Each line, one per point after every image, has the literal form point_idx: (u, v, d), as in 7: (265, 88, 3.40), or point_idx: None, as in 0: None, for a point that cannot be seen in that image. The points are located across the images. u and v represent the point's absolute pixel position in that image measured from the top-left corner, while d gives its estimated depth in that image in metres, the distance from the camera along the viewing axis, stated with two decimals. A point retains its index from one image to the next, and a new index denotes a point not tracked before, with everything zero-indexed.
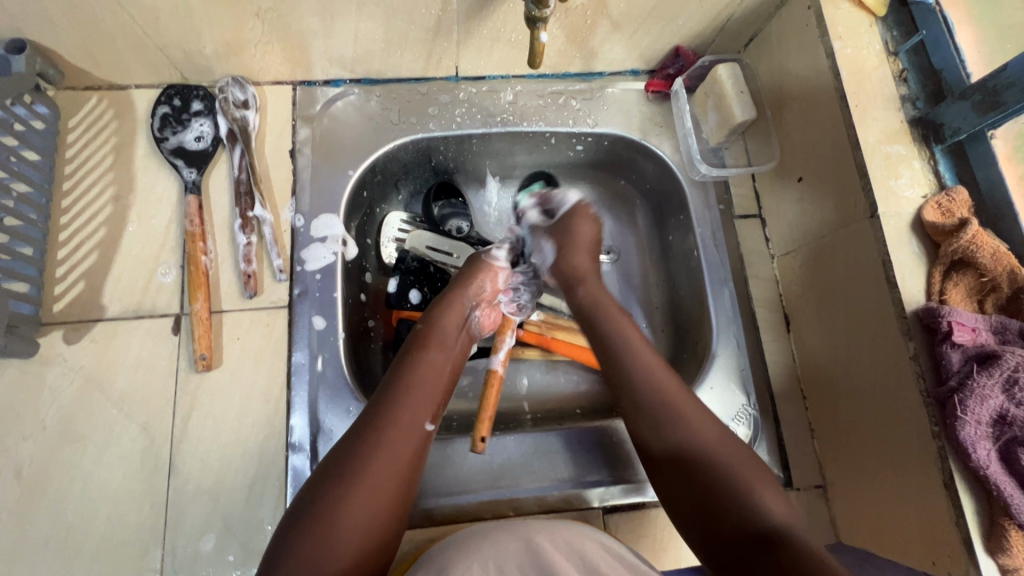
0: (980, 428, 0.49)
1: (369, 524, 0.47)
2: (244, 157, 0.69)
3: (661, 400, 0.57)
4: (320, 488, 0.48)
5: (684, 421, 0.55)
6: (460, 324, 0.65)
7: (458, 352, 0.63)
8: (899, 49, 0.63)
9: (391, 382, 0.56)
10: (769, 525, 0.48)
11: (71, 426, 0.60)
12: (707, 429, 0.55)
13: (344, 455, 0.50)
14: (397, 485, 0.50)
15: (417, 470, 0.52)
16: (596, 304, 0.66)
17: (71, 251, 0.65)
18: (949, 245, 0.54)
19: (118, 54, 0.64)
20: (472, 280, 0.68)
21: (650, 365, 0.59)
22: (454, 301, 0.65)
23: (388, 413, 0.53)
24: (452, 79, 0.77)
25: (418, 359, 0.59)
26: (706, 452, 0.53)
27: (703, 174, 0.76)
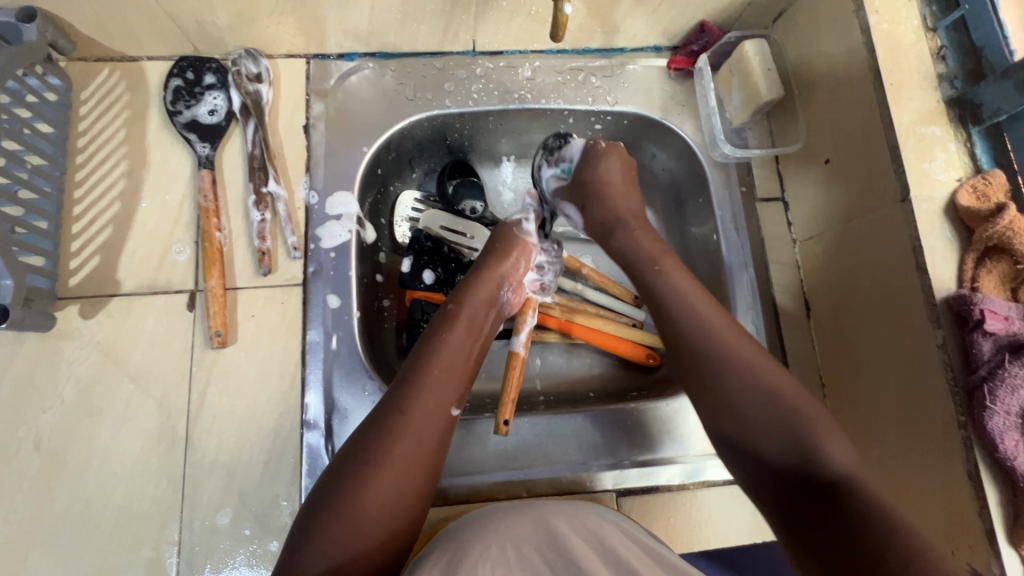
0: (1009, 419, 0.48)
1: (394, 507, 0.47)
2: (257, 132, 0.68)
3: (727, 364, 0.54)
4: (345, 471, 0.48)
5: (744, 367, 0.54)
6: (489, 303, 0.63)
7: (486, 333, 0.62)
8: (938, 25, 0.59)
9: (417, 364, 0.55)
10: (836, 477, 0.47)
11: (89, 400, 0.60)
12: (800, 398, 0.52)
13: (370, 437, 0.49)
14: (424, 467, 0.50)
15: (442, 452, 0.52)
16: (676, 289, 0.60)
17: (86, 225, 0.64)
18: (984, 230, 0.52)
19: (131, 25, 0.63)
20: (505, 258, 0.66)
21: (718, 328, 0.56)
22: (484, 280, 0.63)
23: (415, 396, 0.52)
24: (470, 53, 0.75)
25: (446, 339, 0.57)
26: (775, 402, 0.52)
27: (725, 155, 0.73)
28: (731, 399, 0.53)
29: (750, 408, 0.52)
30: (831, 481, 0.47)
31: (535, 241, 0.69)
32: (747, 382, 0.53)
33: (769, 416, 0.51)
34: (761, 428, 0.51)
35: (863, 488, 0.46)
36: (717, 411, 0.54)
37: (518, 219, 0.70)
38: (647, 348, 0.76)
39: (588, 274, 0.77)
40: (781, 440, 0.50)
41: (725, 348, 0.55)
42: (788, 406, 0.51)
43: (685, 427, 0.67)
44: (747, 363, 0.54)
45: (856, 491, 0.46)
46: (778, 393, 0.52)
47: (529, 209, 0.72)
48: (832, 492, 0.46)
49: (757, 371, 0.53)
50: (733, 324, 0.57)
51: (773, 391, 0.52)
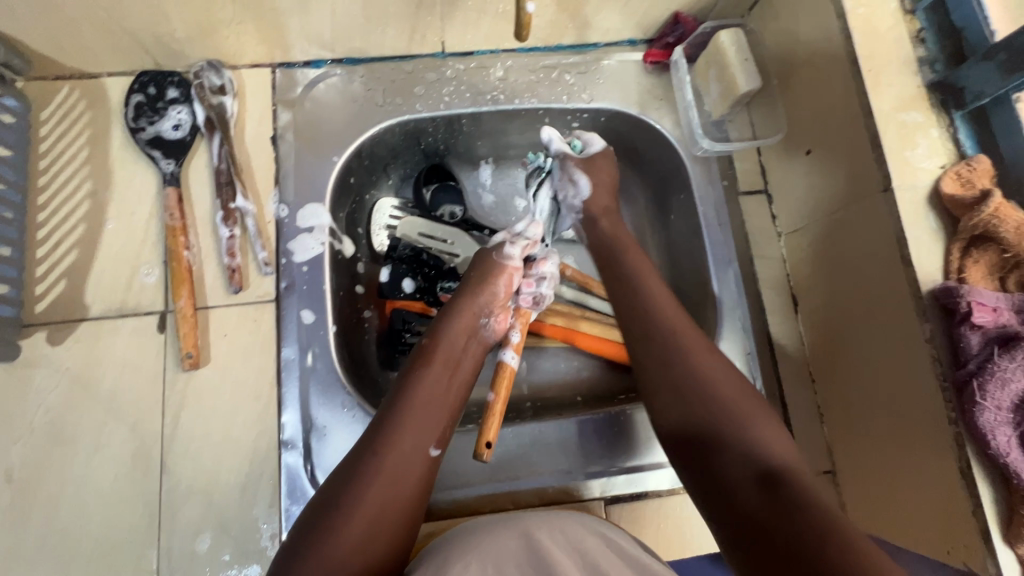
0: (1000, 414, 0.46)
1: (366, 554, 0.45)
2: (223, 146, 0.66)
3: (675, 358, 0.55)
4: (321, 517, 0.46)
5: (692, 356, 0.54)
6: (468, 334, 0.61)
7: (469, 366, 0.60)
8: (917, 7, 0.58)
9: (391, 404, 0.54)
10: (773, 468, 0.46)
11: (60, 428, 0.59)
12: (734, 391, 0.52)
13: (342, 486, 0.48)
14: (402, 512, 0.49)
15: (423, 495, 0.51)
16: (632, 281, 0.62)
17: (50, 249, 0.63)
18: (970, 218, 0.50)
19: (86, 41, 0.61)
20: (485, 284, 0.64)
21: (674, 323, 0.57)
22: (461, 311, 0.62)
23: (390, 439, 0.51)
24: (439, 55, 0.73)
25: (420, 376, 0.56)
26: (716, 401, 0.51)
27: (705, 150, 0.72)
28: (678, 391, 0.53)
29: (693, 395, 0.52)
30: (772, 470, 0.46)
31: (519, 264, 0.66)
32: (692, 374, 0.53)
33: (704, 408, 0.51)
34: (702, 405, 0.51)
35: (803, 479, 0.45)
36: (670, 399, 0.53)
37: (500, 242, 0.67)
38: None
39: (572, 275, 0.75)
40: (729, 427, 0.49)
41: (671, 335, 0.56)
42: (716, 402, 0.51)
43: None
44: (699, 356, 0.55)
45: (795, 482, 0.44)
46: (722, 388, 0.52)
47: (519, 237, 0.68)
48: (772, 479, 0.45)
49: (701, 366, 0.54)
50: (692, 330, 0.57)
51: (712, 389, 0.52)
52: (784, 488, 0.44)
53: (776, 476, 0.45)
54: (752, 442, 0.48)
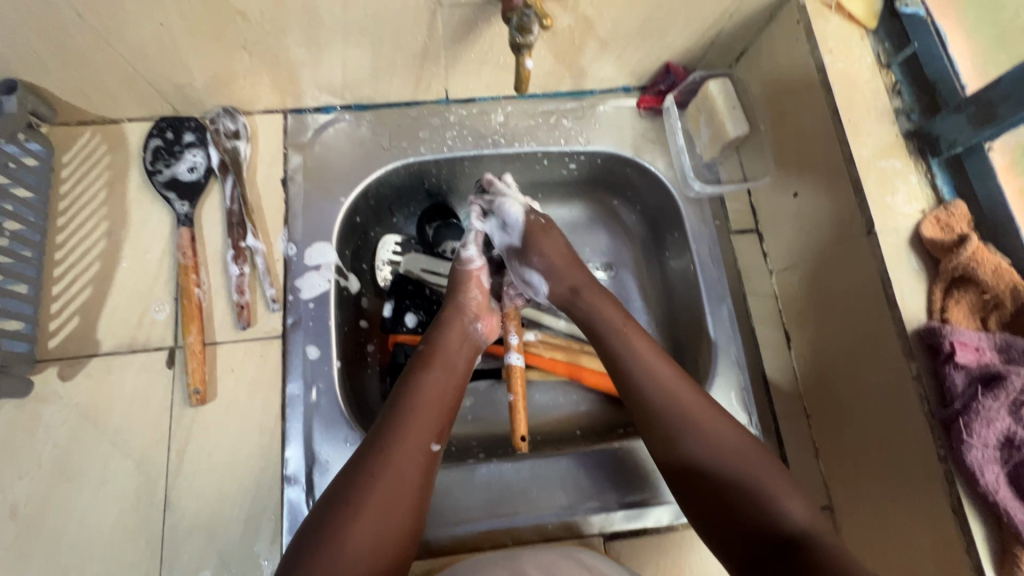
0: (987, 451, 0.48)
1: (373, 551, 0.47)
2: (236, 188, 0.69)
3: (681, 425, 0.55)
4: (326, 513, 0.48)
5: (693, 426, 0.55)
6: (460, 338, 0.64)
7: (463, 368, 0.62)
8: (891, 61, 0.62)
9: (392, 405, 0.56)
10: (793, 533, 0.49)
11: (66, 463, 0.60)
12: (745, 458, 0.53)
13: (349, 482, 0.50)
14: (405, 504, 0.50)
15: (426, 489, 0.53)
16: (611, 320, 0.63)
17: (66, 286, 0.65)
18: (949, 261, 0.53)
19: (110, 90, 0.65)
20: (465, 290, 0.67)
21: (664, 380, 0.58)
22: (449, 317, 0.65)
23: (392, 437, 0.53)
24: (443, 101, 0.76)
25: (418, 379, 0.58)
26: (728, 469, 0.53)
27: (697, 192, 0.75)
28: (691, 459, 0.54)
29: (709, 466, 0.54)
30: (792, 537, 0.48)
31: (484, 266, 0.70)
32: (701, 441, 0.54)
33: (718, 469, 0.53)
34: (718, 475, 0.53)
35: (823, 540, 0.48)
36: (683, 468, 0.55)
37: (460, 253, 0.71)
38: None
39: None
40: (745, 496, 0.51)
41: (675, 403, 0.56)
42: (727, 461, 0.53)
43: None
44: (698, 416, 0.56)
45: (817, 546, 0.47)
46: (734, 458, 0.53)
47: (467, 236, 0.71)
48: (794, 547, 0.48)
49: (710, 427, 0.55)
50: (687, 381, 0.58)
51: (729, 455, 0.53)
52: (807, 554, 0.47)
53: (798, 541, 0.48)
54: (775, 509, 0.50)
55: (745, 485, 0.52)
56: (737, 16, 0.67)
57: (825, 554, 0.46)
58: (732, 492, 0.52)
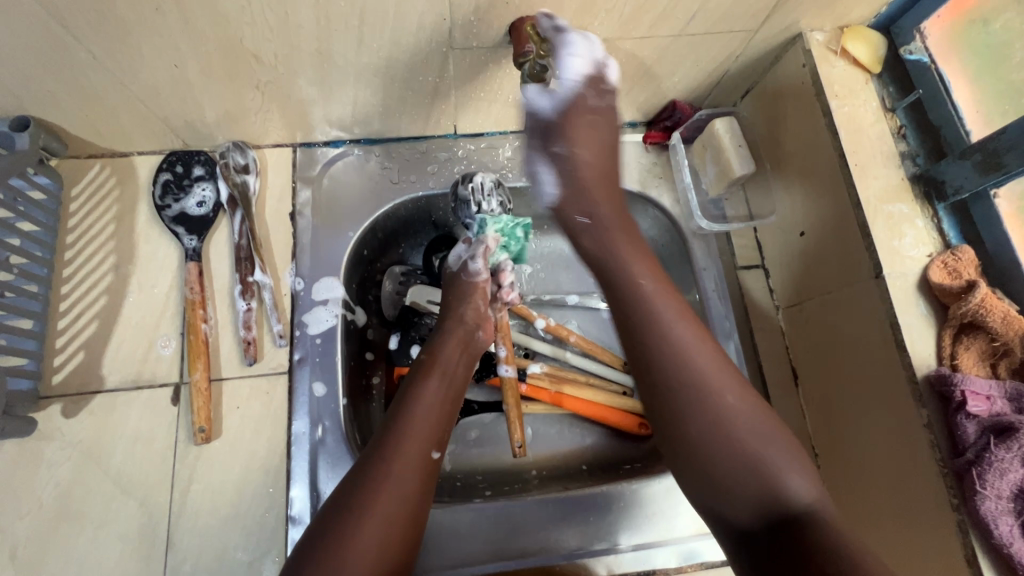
0: (1001, 503, 0.47)
1: (379, 558, 0.48)
2: (244, 222, 0.69)
3: (689, 389, 0.53)
4: (330, 520, 0.49)
5: (702, 386, 0.53)
6: (460, 349, 0.65)
7: (462, 377, 0.63)
8: (897, 105, 0.63)
9: (394, 413, 0.57)
10: (794, 511, 0.49)
11: (67, 503, 0.59)
12: (758, 425, 0.52)
13: (353, 488, 0.51)
14: (409, 509, 0.51)
15: (429, 496, 0.53)
16: (642, 291, 0.57)
17: (71, 321, 0.65)
18: (958, 308, 0.53)
19: (121, 126, 0.65)
20: (467, 299, 0.68)
21: (673, 328, 0.56)
22: (451, 327, 0.66)
23: (393, 444, 0.53)
24: (451, 136, 0.77)
25: (420, 388, 0.59)
26: (735, 436, 0.52)
27: (704, 228, 0.75)
28: (691, 425, 0.53)
29: (713, 434, 0.52)
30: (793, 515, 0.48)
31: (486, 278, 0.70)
32: (699, 407, 0.53)
33: (719, 450, 0.52)
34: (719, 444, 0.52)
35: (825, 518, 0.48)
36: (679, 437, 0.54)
37: (462, 263, 0.71)
38: (638, 416, 0.76)
39: (576, 341, 0.78)
40: (746, 470, 0.51)
41: (682, 359, 0.54)
42: (739, 440, 0.51)
43: (681, 506, 0.66)
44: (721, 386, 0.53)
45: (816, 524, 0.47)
46: (740, 422, 0.52)
47: (477, 246, 0.71)
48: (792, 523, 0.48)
49: (717, 399, 0.53)
50: (705, 345, 0.56)
51: (728, 422, 0.52)
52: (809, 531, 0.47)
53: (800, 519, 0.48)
54: (778, 484, 0.50)
55: (747, 458, 0.51)
56: (743, 58, 0.68)
57: (825, 533, 0.46)
58: (738, 467, 0.51)
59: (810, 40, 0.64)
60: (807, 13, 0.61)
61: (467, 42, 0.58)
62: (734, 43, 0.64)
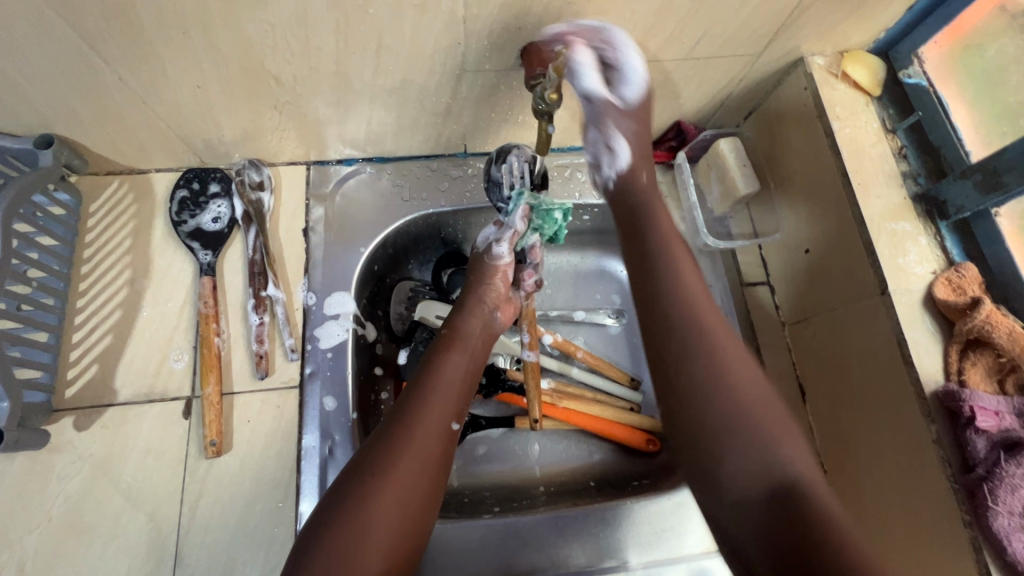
0: (1014, 519, 0.47)
1: (399, 520, 0.50)
2: (258, 238, 0.70)
3: (705, 352, 0.56)
4: (353, 483, 0.51)
5: (716, 352, 0.55)
6: (481, 322, 0.65)
7: (481, 354, 0.64)
8: (897, 126, 0.65)
9: (417, 384, 0.58)
10: (787, 478, 0.50)
11: (77, 517, 0.59)
12: (752, 393, 0.54)
13: (375, 453, 0.52)
14: (428, 477, 0.53)
15: (446, 466, 0.55)
16: (680, 278, 0.60)
17: (86, 334, 0.65)
18: (964, 324, 0.54)
19: (142, 144, 0.67)
20: (490, 273, 0.68)
21: (697, 305, 0.58)
22: (471, 301, 0.67)
23: (418, 414, 0.55)
24: (462, 154, 0.78)
25: (442, 361, 0.60)
26: (743, 412, 0.52)
27: (709, 245, 0.75)
28: (703, 386, 0.54)
29: (710, 393, 0.54)
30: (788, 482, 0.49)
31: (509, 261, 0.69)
32: (713, 369, 0.55)
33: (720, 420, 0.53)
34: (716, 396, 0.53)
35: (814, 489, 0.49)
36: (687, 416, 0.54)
37: (489, 242, 0.70)
38: (646, 433, 0.77)
39: (583, 357, 0.78)
40: (736, 438, 0.52)
41: (700, 329, 0.56)
42: (742, 419, 0.52)
43: (691, 523, 0.65)
44: (705, 362, 0.55)
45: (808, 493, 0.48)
46: (742, 390, 0.54)
47: (505, 230, 0.68)
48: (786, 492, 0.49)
49: (730, 381, 0.54)
50: (716, 317, 0.58)
51: (738, 402, 0.53)
52: (800, 501, 0.48)
53: (793, 490, 0.49)
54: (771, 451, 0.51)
55: (744, 425, 0.52)
56: (747, 81, 0.70)
57: (811, 507, 0.47)
58: (740, 434, 0.52)
59: (811, 64, 0.66)
60: (808, 39, 0.63)
61: (480, 64, 0.60)
62: (737, 66, 0.66)
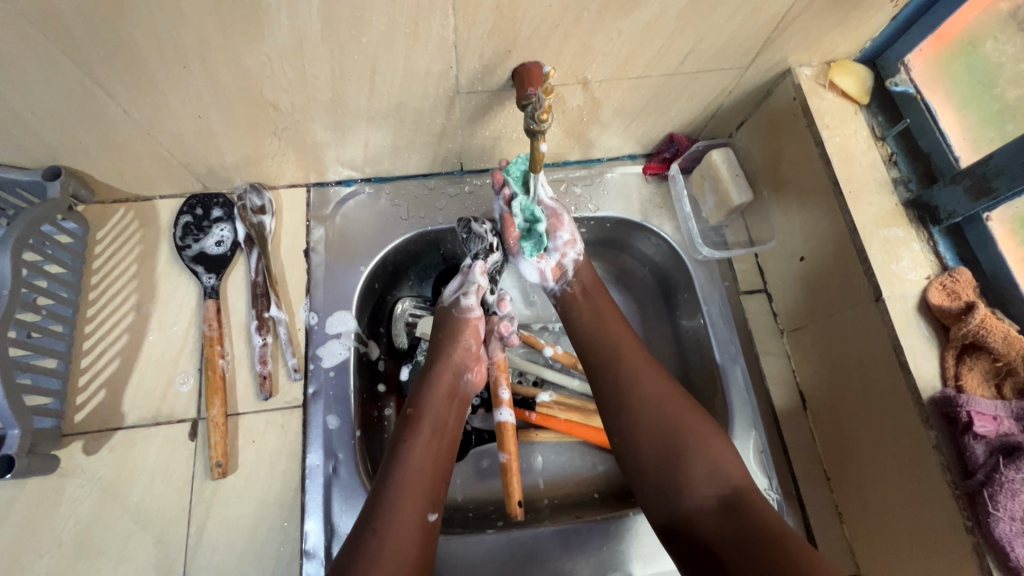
0: (1015, 525, 0.47)
1: None
2: (260, 260, 0.72)
3: (627, 375, 0.63)
4: None
5: (649, 395, 0.61)
6: (448, 395, 0.65)
7: (453, 427, 0.64)
8: (886, 133, 0.66)
9: (385, 478, 0.57)
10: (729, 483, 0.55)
11: (86, 540, 0.60)
12: (680, 411, 0.60)
13: (352, 560, 0.51)
14: (410, 573, 0.52)
15: (426, 558, 0.54)
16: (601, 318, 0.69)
17: (94, 359, 0.67)
18: (959, 329, 0.54)
19: (146, 173, 0.69)
20: (455, 345, 0.68)
21: (620, 345, 0.66)
22: (438, 375, 0.66)
23: (388, 515, 0.54)
24: (458, 172, 0.80)
25: (410, 447, 0.59)
26: (674, 426, 0.59)
27: (705, 255, 0.77)
28: (645, 428, 0.59)
29: (646, 427, 0.59)
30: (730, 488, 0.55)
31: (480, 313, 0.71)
32: (650, 409, 0.60)
33: (663, 445, 0.58)
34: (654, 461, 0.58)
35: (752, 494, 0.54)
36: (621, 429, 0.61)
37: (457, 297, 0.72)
38: None
39: (584, 369, 0.80)
40: (666, 448, 0.58)
41: (620, 357, 0.64)
42: (687, 441, 0.58)
43: None
44: (701, 461, 0.56)
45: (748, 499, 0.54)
46: (672, 407, 0.60)
47: (468, 284, 0.72)
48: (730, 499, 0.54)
49: (718, 458, 0.56)
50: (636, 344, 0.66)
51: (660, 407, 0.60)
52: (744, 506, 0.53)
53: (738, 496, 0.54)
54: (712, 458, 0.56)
55: (676, 437, 0.58)
56: (736, 93, 0.71)
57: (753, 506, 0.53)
58: (672, 442, 0.58)
59: (799, 75, 0.67)
60: (795, 51, 0.64)
61: (473, 86, 0.61)
62: (726, 79, 0.67)
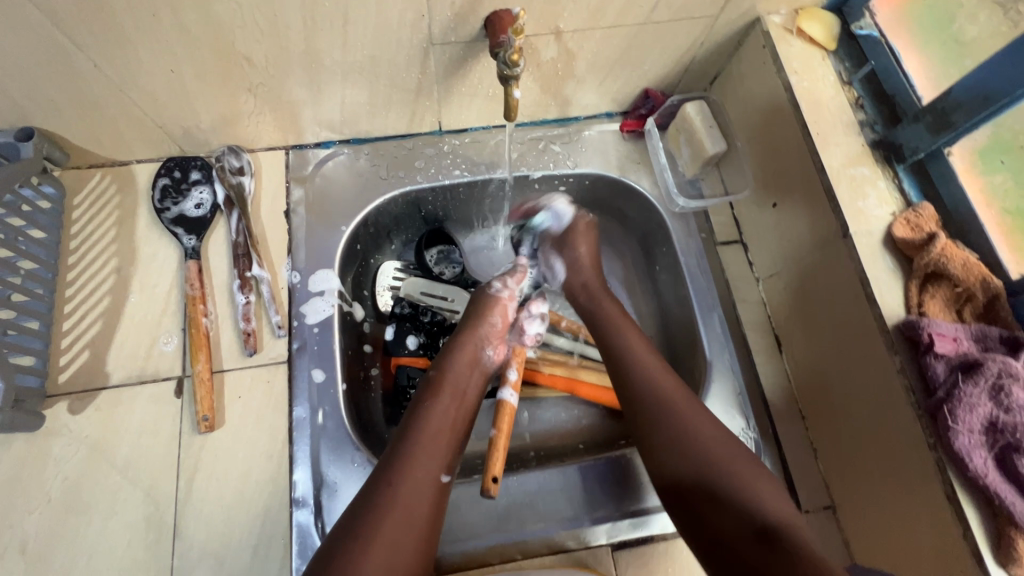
0: (973, 437, 0.50)
1: None
2: (241, 221, 0.72)
3: (639, 370, 0.63)
4: (338, 544, 0.49)
5: (673, 410, 0.58)
6: (470, 366, 0.66)
7: (474, 397, 0.64)
8: (853, 78, 0.68)
9: (405, 434, 0.58)
10: (767, 519, 0.50)
11: (75, 496, 0.61)
12: (714, 443, 0.56)
13: (361, 512, 0.51)
14: (419, 531, 0.52)
15: (436, 518, 0.54)
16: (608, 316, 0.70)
17: (76, 321, 0.67)
18: (921, 259, 0.56)
19: (121, 134, 0.69)
20: (480, 321, 0.70)
21: (631, 336, 0.66)
22: (461, 346, 0.67)
23: (405, 466, 0.54)
24: (437, 132, 0.80)
25: (430, 408, 0.60)
26: (707, 458, 0.55)
27: (681, 207, 0.78)
28: (668, 435, 0.57)
29: (670, 428, 0.57)
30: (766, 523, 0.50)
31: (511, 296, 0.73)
32: (675, 427, 0.57)
33: (693, 469, 0.55)
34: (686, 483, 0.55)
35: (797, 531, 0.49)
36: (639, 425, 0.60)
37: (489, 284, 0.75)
38: None
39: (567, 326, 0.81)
40: (697, 474, 0.54)
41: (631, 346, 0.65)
42: (728, 474, 0.53)
43: None
44: (743, 500, 0.52)
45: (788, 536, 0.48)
46: (706, 441, 0.56)
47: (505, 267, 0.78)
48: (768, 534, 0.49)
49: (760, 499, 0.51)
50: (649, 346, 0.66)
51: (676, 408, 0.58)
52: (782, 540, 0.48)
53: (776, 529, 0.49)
54: (754, 500, 0.52)
55: (709, 471, 0.54)
56: (708, 44, 0.72)
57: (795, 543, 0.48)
58: (709, 482, 0.53)
59: (768, 23, 0.68)
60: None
61: (446, 36, 0.62)
62: (697, 29, 0.68)
